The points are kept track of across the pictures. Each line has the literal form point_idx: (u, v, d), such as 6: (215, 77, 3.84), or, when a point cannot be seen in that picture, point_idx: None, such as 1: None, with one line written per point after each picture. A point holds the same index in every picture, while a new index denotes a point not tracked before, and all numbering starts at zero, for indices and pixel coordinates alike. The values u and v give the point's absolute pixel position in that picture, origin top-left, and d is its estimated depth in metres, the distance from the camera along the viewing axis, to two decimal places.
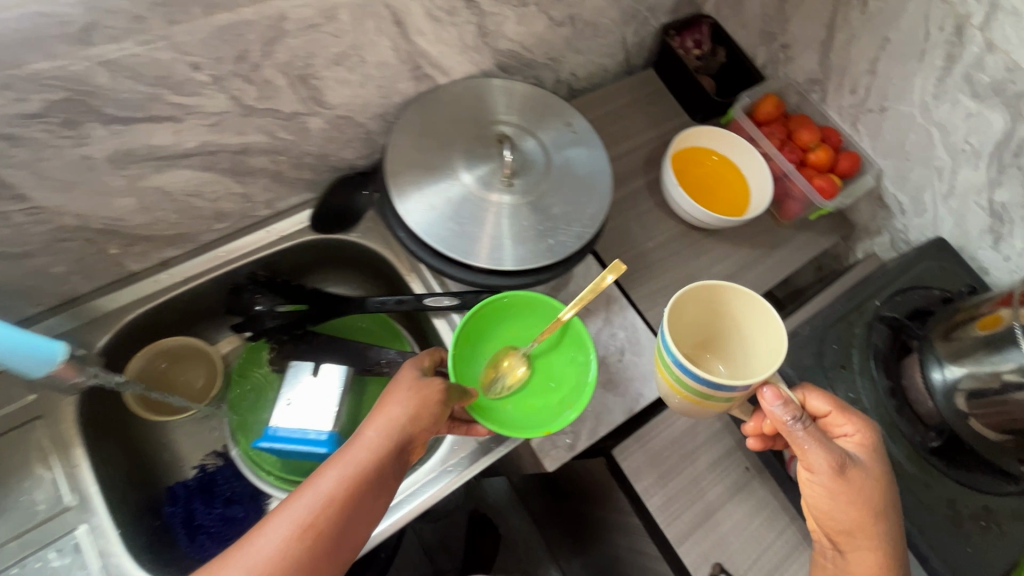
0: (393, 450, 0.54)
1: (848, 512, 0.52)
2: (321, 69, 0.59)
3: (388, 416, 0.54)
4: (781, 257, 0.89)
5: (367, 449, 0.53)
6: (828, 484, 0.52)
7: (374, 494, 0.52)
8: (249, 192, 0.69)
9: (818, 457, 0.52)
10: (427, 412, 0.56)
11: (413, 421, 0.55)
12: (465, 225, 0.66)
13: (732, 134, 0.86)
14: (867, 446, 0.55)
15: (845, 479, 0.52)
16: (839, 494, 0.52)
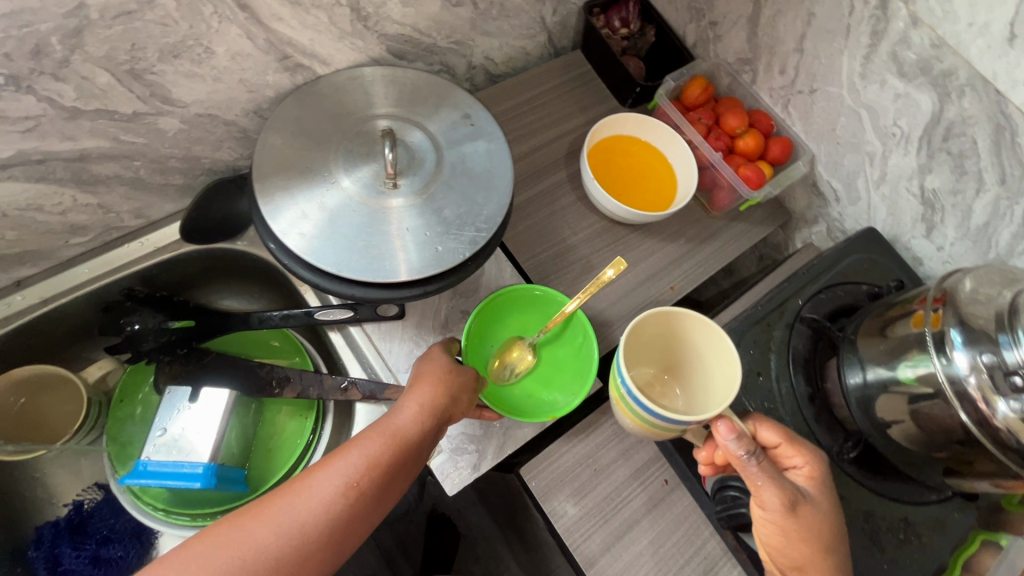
0: (432, 426, 0.55)
1: (800, 549, 0.50)
2: (155, 63, 0.52)
3: (436, 389, 0.56)
4: (713, 250, 0.84)
5: (416, 419, 0.54)
6: (779, 521, 0.50)
7: (411, 465, 0.53)
8: (106, 201, 0.62)
9: (771, 495, 0.49)
10: (465, 396, 0.58)
11: (458, 400, 0.57)
12: (345, 234, 0.59)
13: (654, 121, 0.80)
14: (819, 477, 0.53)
15: (797, 515, 0.49)
16: (791, 533, 0.50)
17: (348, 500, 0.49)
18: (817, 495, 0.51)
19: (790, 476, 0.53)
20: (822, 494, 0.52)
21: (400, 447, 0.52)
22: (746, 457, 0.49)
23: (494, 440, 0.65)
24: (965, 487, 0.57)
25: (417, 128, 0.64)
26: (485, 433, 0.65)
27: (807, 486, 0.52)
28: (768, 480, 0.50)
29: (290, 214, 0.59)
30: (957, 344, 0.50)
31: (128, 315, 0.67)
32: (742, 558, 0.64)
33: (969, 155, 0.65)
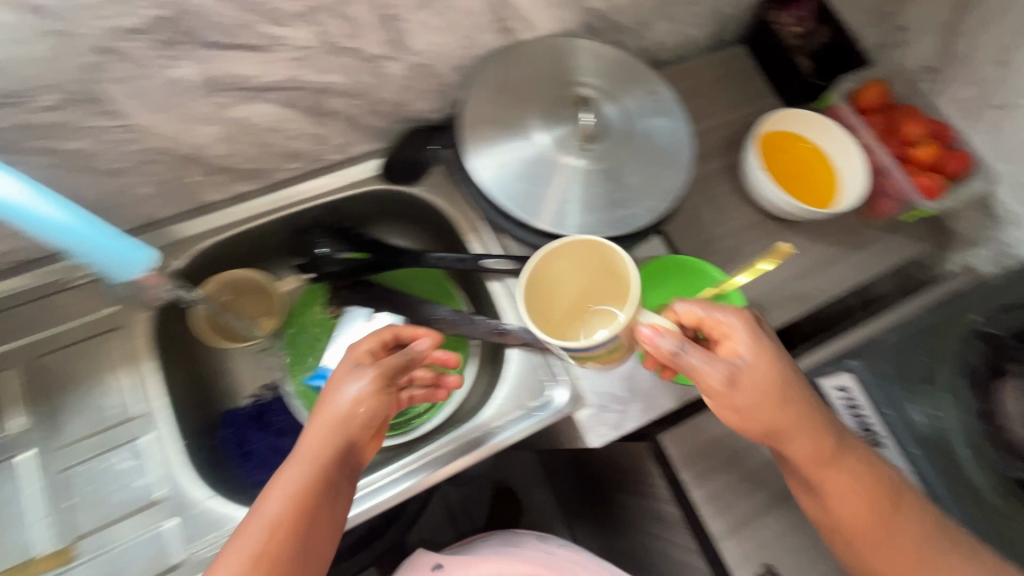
0: (331, 462, 0.49)
1: (766, 412, 0.51)
2: (408, 11, 0.57)
3: (320, 420, 0.51)
4: (866, 258, 0.81)
5: (318, 456, 0.49)
6: (726, 402, 0.51)
7: (327, 505, 0.49)
8: (324, 133, 0.69)
9: (711, 371, 0.51)
10: (352, 420, 0.51)
11: (358, 421, 0.51)
12: (536, 186, 0.64)
13: (828, 120, 0.79)
14: (754, 339, 0.53)
15: (747, 385, 0.51)
16: (740, 404, 0.51)
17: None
18: (757, 360, 0.52)
19: (727, 348, 0.53)
20: (755, 357, 0.52)
21: (302, 499, 0.47)
22: (681, 352, 0.50)
23: (637, 404, 0.68)
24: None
25: (610, 99, 0.67)
26: (629, 395, 0.68)
27: (748, 353, 0.52)
28: (704, 362, 0.50)
29: (490, 160, 0.64)
30: None
31: (316, 239, 0.73)
32: None
33: None
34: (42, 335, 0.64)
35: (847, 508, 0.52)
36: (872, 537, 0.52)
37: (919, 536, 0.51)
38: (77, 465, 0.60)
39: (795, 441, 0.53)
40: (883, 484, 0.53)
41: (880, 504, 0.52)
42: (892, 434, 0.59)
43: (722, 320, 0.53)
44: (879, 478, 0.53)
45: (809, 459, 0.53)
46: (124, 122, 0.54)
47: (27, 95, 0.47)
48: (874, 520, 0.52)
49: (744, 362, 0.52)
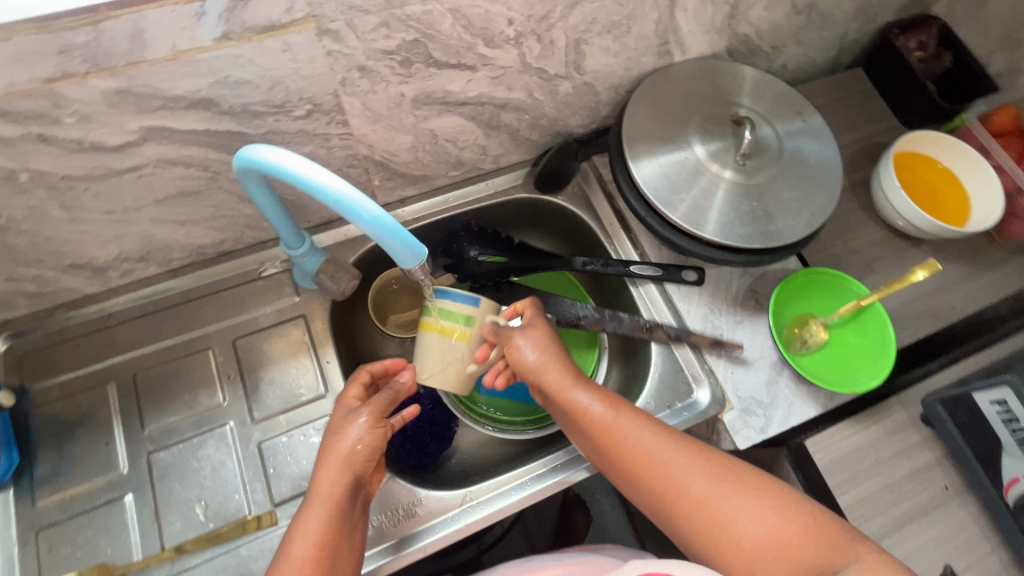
0: (346, 488, 0.54)
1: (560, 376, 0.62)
2: (594, 36, 0.63)
3: (332, 460, 0.55)
4: (993, 279, 0.83)
5: (335, 494, 0.53)
6: (560, 382, 0.62)
7: (350, 535, 0.53)
8: (488, 145, 0.75)
9: (519, 342, 0.64)
10: (356, 449, 0.56)
11: (364, 457, 0.56)
12: (696, 196, 0.68)
13: (963, 142, 0.81)
14: (545, 324, 0.67)
15: (514, 343, 0.64)
16: (540, 362, 0.63)
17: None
18: (530, 336, 0.65)
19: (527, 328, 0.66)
20: (541, 330, 0.66)
21: (325, 534, 0.51)
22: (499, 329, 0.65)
23: (779, 410, 0.70)
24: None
25: (765, 121, 0.72)
26: (771, 401, 0.71)
27: (533, 326, 0.66)
28: (506, 336, 0.65)
29: (653, 165, 0.69)
30: None
31: (465, 243, 0.81)
32: None
33: None
34: (240, 320, 0.70)
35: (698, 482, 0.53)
36: (711, 490, 0.52)
37: (738, 479, 0.53)
38: (274, 438, 0.65)
39: (598, 409, 0.59)
40: (683, 437, 0.57)
41: (698, 459, 0.54)
42: None
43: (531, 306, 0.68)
44: (728, 462, 0.54)
45: (712, 479, 0.53)
46: (346, 131, 0.60)
47: (288, 105, 0.54)
48: (708, 473, 0.53)
49: (522, 339, 0.64)
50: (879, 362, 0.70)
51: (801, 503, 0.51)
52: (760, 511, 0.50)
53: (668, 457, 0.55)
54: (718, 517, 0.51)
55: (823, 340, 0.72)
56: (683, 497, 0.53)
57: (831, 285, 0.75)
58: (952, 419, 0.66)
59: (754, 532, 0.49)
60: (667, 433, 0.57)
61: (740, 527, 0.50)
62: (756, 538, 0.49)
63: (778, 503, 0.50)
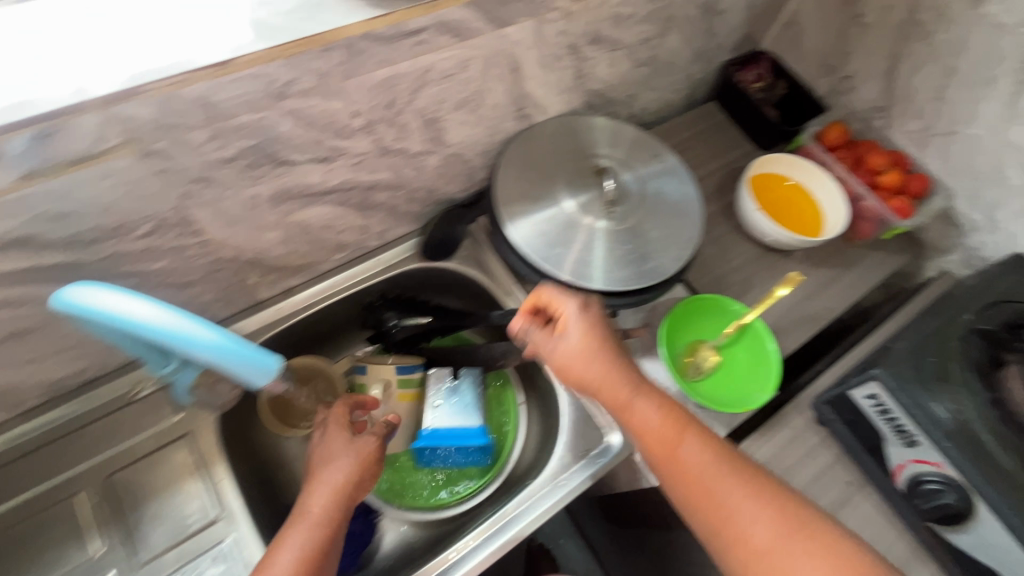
0: (341, 512, 0.59)
1: (617, 386, 0.62)
2: (448, 113, 0.65)
3: (333, 480, 0.60)
4: (855, 276, 0.91)
5: (332, 513, 0.58)
6: (619, 394, 0.62)
7: (336, 556, 0.57)
8: (368, 224, 0.75)
9: (569, 344, 0.64)
10: (363, 476, 0.62)
11: (361, 485, 0.62)
12: (571, 249, 0.70)
13: (805, 160, 0.90)
14: (592, 320, 0.65)
15: (563, 343, 0.65)
16: (599, 375, 0.63)
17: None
18: (572, 336, 0.64)
19: (573, 326, 0.65)
20: (587, 332, 0.64)
21: (315, 552, 0.55)
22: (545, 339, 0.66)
23: None
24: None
25: (625, 169, 0.76)
26: None
27: (581, 324, 0.65)
28: (545, 338, 0.66)
29: (528, 226, 0.71)
30: None
31: (383, 312, 0.80)
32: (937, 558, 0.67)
33: None
34: (114, 451, 0.64)
35: (758, 522, 0.53)
36: (767, 538, 0.52)
37: (801, 531, 0.52)
38: None
39: (656, 425, 0.60)
40: (751, 470, 0.57)
41: (766, 505, 0.54)
42: (925, 433, 0.65)
43: (558, 296, 0.67)
44: (786, 502, 0.54)
45: (778, 519, 0.53)
46: (203, 238, 0.58)
47: (127, 227, 0.51)
48: (773, 517, 0.53)
49: (568, 343, 0.64)
50: (768, 376, 0.74)
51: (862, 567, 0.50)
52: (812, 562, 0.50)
53: (722, 492, 0.55)
54: (771, 564, 0.51)
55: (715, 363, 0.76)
56: (742, 539, 0.53)
57: (712, 308, 0.79)
58: (838, 418, 0.73)
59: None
60: (728, 469, 0.56)
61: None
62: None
63: (822, 550, 0.51)
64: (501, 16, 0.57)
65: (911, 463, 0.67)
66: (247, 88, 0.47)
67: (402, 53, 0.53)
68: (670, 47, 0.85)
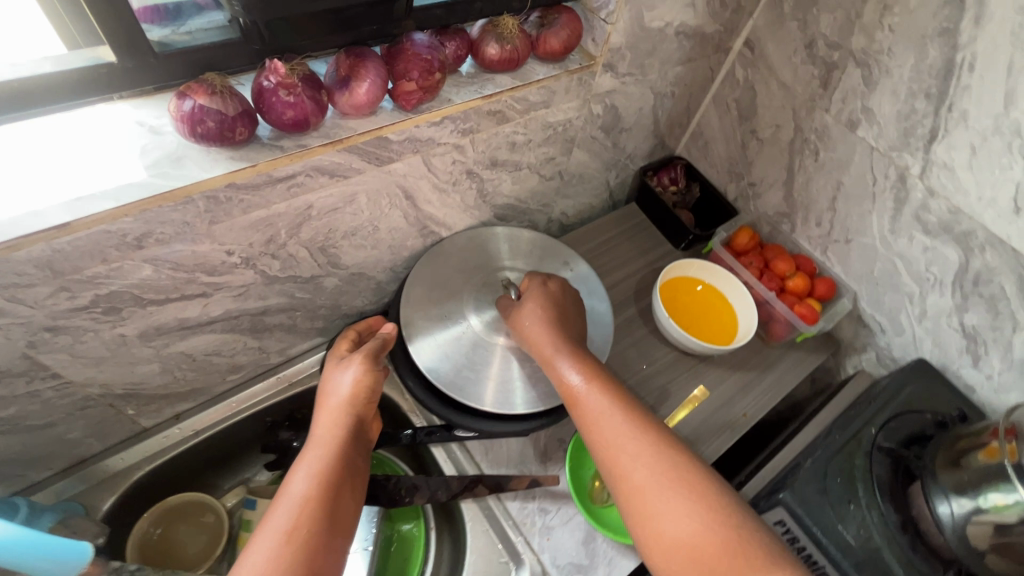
0: (348, 431, 0.58)
1: (554, 339, 0.66)
2: (339, 240, 0.65)
3: (335, 404, 0.60)
4: (774, 378, 0.91)
5: (335, 436, 0.57)
6: (547, 349, 0.65)
7: (351, 478, 0.55)
8: (264, 344, 0.72)
9: (523, 311, 0.69)
10: (363, 393, 0.62)
11: (364, 398, 0.62)
12: (478, 370, 0.70)
13: (714, 266, 0.93)
14: (553, 292, 0.72)
15: (520, 311, 0.69)
16: (537, 331, 0.67)
17: (295, 540, 0.47)
18: (530, 302, 0.70)
19: (530, 294, 0.71)
20: (540, 299, 0.69)
21: (327, 469, 0.54)
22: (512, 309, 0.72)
23: (600, 569, 0.68)
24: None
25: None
26: (591, 563, 0.68)
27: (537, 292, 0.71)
28: (510, 310, 0.71)
29: (435, 350, 0.70)
30: None
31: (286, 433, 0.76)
32: None
33: (1001, 299, 0.74)
34: None
35: (645, 466, 0.54)
36: (649, 481, 0.53)
37: (674, 477, 0.53)
38: None
39: (575, 383, 0.62)
40: (650, 428, 0.58)
41: (649, 454, 0.55)
42: (834, 564, 0.63)
43: (531, 278, 0.74)
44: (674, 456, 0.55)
45: (664, 471, 0.54)
46: (60, 380, 0.55)
47: None
48: (655, 466, 0.54)
49: (523, 308, 0.69)
50: None
51: (729, 516, 0.51)
52: (683, 505, 0.51)
53: (618, 438, 0.57)
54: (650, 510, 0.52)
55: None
56: (626, 481, 0.54)
57: None
58: None
59: (669, 527, 0.51)
60: (624, 423, 0.58)
61: (654, 513, 0.52)
62: (671, 521, 0.51)
63: (696, 495, 0.52)
64: (382, 156, 0.59)
65: None
66: (94, 243, 0.45)
67: (275, 196, 0.54)
68: (577, 162, 0.89)
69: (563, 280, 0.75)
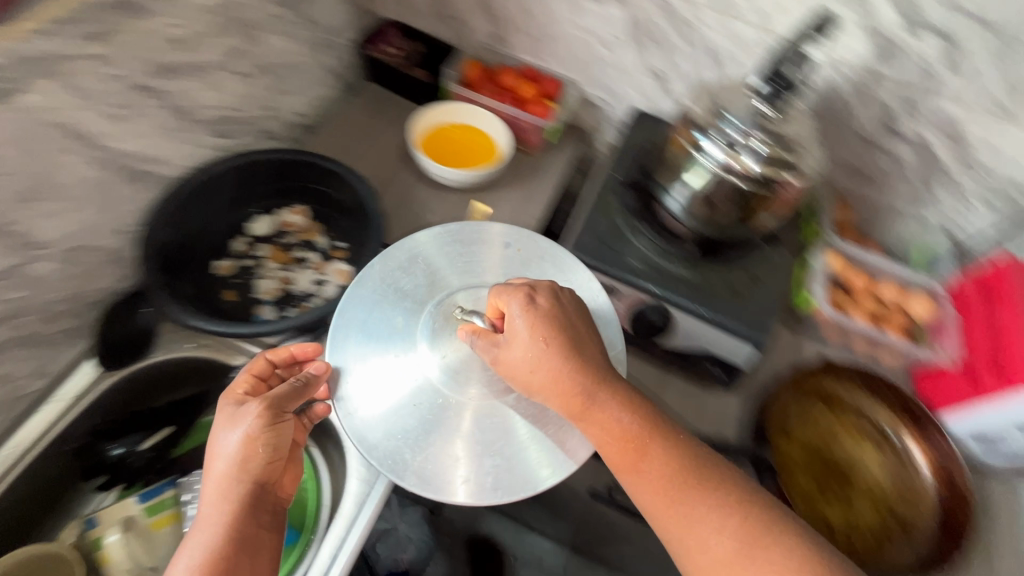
0: (238, 502, 0.56)
1: (552, 381, 0.62)
2: (14, 212, 0.56)
3: (222, 472, 0.57)
4: (548, 179, 1.01)
5: (223, 513, 0.56)
6: (570, 404, 0.61)
7: (246, 558, 0.55)
8: (7, 369, 0.63)
9: (509, 348, 0.63)
10: (255, 459, 0.58)
11: (256, 462, 0.58)
12: (433, 441, 0.65)
13: (455, 104, 0.97)
14: (551, 314, 0.64)
15: (505, 353, 0.63)
16: (543, 372, 0.62)
17: None
18: (517, 342, 0.63)
19: (510, 307, 0.65)
20: (529, 333, 0.62)
21: (212, 558, 0.53)
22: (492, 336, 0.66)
23: None
24: (759, 229, 0.80)
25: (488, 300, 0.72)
26: None
27: (519, 314, 0.64)
28: (486, 346, 0.65)
29: (362, 385, 0.67)
30: (702, 138, 0.73)
31: (104, 444, 0.69)
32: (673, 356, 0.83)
33: (660, 33, 0.90)
34: None
35: (727, 534, 0.55)
36: (720, 560, 0.54)
37: (758, 536, 0.54)
38: None
39: (613, 441, 0.60)
40: (719, 482, 0.58)
41: (731, 517, 0.55)
42: (617, 280, 0.78)
43: (505, 295, 0.66)
44: (748, 504, 0.56)
45: (743, 537, 0.54)
46: None
47: None
48: (736, 520, 0.55)
49: (513, 349, 0.63)
50: None
51: (794, 548, 0.54)
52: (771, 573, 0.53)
53: (661, 499, 0.57)
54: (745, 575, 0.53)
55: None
56: (710, 546, 0.55)
57: None
58: None
59: None
60: (689, 477, 0.58)
61: None
62: None
63: (782, 552, 0.53)
64: None
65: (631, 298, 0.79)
66: None
67: None
68: (273, 51, 0.84)
69: (549, 286, 0.67)
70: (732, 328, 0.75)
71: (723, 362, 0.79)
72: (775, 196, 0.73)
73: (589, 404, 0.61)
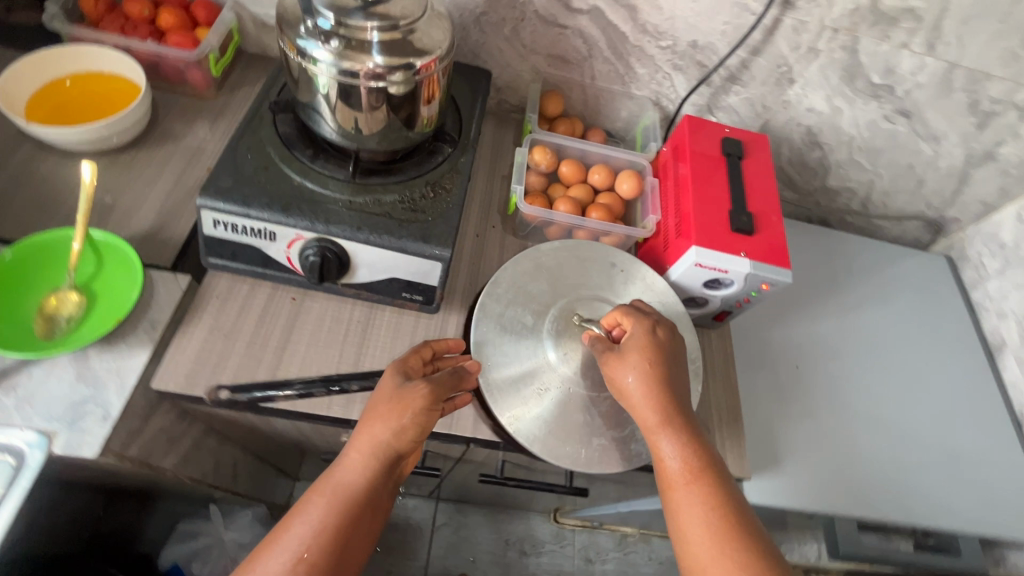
0: (377, 469, 0.60)
1: (660, 399, 0.63)
2: None
3: (373, 436, 0.60)
4: (226, 121, 0.86)
5: (363, 474, 0.59)
6: (651, 418, 0.62)
7: (364, 521, 0.60)
8: None
9: (631, 346, 0.65)
10: (412, 429, 0.60)
11: (408, 439, 0.60)
12: (520, 391, 0.68)
13: (63, 49, 0.76)
14: (670, 355, 0.66)
15: (618, 362, 0.64)
16: (654, 393, 0.63)
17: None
18: (631, 358, 0.64)
19: (635, 327, 0.66)
20: (639, 352, 0.64)
21: (343, 512, 0.58)
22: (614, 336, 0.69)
23: (109, 383, 0.63)
24: (425, 128, 0.72)
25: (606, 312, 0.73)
26: (96, 386, 0.63)
27: (640, 331, 0.66)
28: (605, 347, 0.66)
29: (498, 355, 0.69)
30: (310, 46, 0.61)
31: None
32: (379, 298, 0.74)
33: None
34: None
35: None
36: None
37: None
38: None
39: (673, 469, 0.61)
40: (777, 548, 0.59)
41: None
42: (267, 223, 0.65)
43: (631, 314, 0.68)
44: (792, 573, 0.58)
45: None
46: None
47: None
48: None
49: (633, 364, 0.64)
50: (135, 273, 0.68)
51: None
52: None
53: (696, 534, 0.58)
54: None
55: (79, 307, 0.66)
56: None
57: (40, 258, 0.67)
58: (225, 259, 0.71)
59: None
60: (754, 531, 0.59)
61: None
62: None
63: None
64: None
65: (292, 243, 0.67)
66: None
67: None
68: None
69: (668, 324, 0.68)
70: (407, 245, 0.67)
71: (421, 287, 0.72)
72: (416, 85, 0.65)
73: (689, 436, 0.62)
